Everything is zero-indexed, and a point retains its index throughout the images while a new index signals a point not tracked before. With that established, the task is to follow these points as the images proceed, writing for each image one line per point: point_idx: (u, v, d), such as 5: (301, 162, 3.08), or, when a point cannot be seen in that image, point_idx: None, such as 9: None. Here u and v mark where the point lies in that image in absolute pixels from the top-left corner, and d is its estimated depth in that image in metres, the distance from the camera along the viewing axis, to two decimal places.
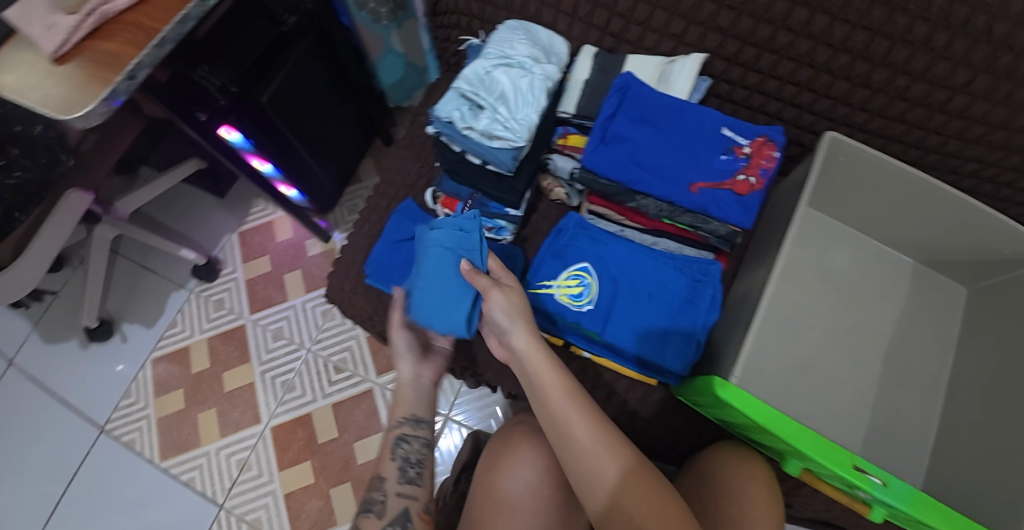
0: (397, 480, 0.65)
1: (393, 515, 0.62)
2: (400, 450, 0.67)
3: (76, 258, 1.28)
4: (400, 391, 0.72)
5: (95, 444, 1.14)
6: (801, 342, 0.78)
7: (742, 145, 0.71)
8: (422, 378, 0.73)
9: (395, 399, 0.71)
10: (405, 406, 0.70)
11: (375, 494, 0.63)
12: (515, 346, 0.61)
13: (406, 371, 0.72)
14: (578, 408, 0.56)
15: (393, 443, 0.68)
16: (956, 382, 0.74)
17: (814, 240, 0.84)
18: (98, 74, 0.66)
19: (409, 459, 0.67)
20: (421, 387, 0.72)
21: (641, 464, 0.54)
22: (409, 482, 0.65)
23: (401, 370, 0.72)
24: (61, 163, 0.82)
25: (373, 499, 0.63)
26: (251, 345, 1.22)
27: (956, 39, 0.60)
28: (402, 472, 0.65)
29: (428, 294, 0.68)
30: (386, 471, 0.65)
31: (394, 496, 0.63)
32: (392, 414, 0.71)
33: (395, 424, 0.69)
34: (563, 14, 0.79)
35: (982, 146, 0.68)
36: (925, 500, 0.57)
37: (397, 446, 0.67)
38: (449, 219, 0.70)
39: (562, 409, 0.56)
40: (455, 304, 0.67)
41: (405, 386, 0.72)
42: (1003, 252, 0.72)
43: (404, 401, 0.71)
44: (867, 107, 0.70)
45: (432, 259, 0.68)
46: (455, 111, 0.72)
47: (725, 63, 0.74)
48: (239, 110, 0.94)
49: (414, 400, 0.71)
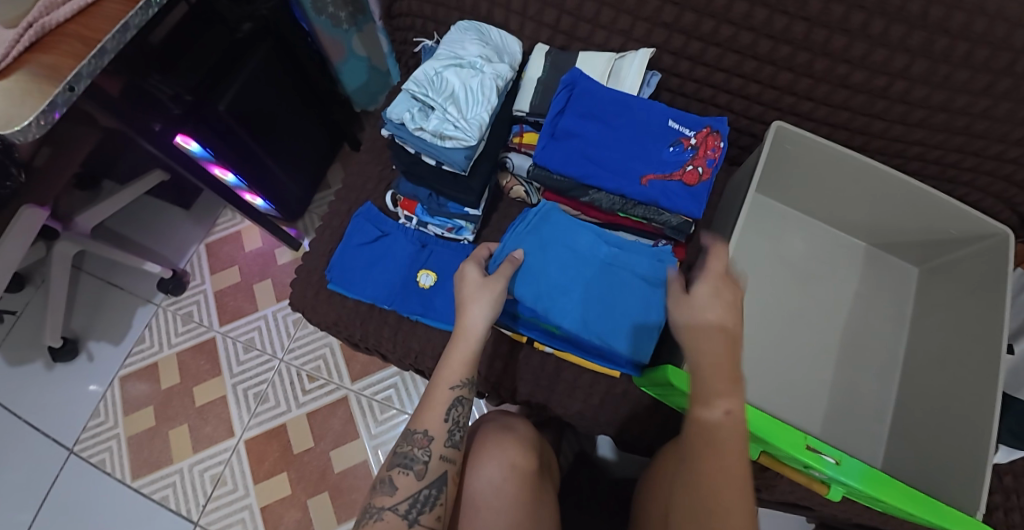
0: (443, 442, 0.62)
1: (433, 477, 0.60)
2: (453, 413, 0.63)
3: (39, 277, 1.26)
4: (459, 348, 0.63)
5: (63, 466, 1.12)
6: (760, 328, 0.79)
7: (688, 136, 0.73)
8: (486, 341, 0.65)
9: (452, 355, 0.63)
10: (463, 370, 0.63)
11: (418, 452, 0.61)
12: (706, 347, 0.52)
13: (479, 325, 0.63)
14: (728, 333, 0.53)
15: (447, 402, 0.62)
16: (911, 360, 0.76)
17: (769, 228, 0.86)
18: (37, 87, 0.65)
19: (459, 422, 0.63)
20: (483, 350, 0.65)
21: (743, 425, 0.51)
22: (453, 446, 0.63)
23: (472, 322, 0.63)
24: (11, 176, 0.83)
25: (414, 456, 0.61)
26: (221, 357, 1.21)
27: (892, 26, 0.61)
28: (448, 435, 0.62)
29: (605, 315, 0.70)
30: (434, 429, 0.62)
31: (437, 458, 0.61)
32: (444, 370, 0.63)
33: (452, 385, 0.63)
34: (514, 14, 0.79)
35: (925, 129, 0.70)
36: (877, 477, 0.57)
37: (452, 407, 0.63)
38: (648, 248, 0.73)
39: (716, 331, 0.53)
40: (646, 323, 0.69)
41: (471, 341, 0.63)
42: (950, 231, 0.74)
43: (460, 361, 0.63)
44: (812, 96, 0.72)
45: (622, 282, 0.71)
46: (406, 112, 0.72)
47: (674, 58, 0.75)
48: (196, 119, 0.93)
49: (473, 364, 0.64)
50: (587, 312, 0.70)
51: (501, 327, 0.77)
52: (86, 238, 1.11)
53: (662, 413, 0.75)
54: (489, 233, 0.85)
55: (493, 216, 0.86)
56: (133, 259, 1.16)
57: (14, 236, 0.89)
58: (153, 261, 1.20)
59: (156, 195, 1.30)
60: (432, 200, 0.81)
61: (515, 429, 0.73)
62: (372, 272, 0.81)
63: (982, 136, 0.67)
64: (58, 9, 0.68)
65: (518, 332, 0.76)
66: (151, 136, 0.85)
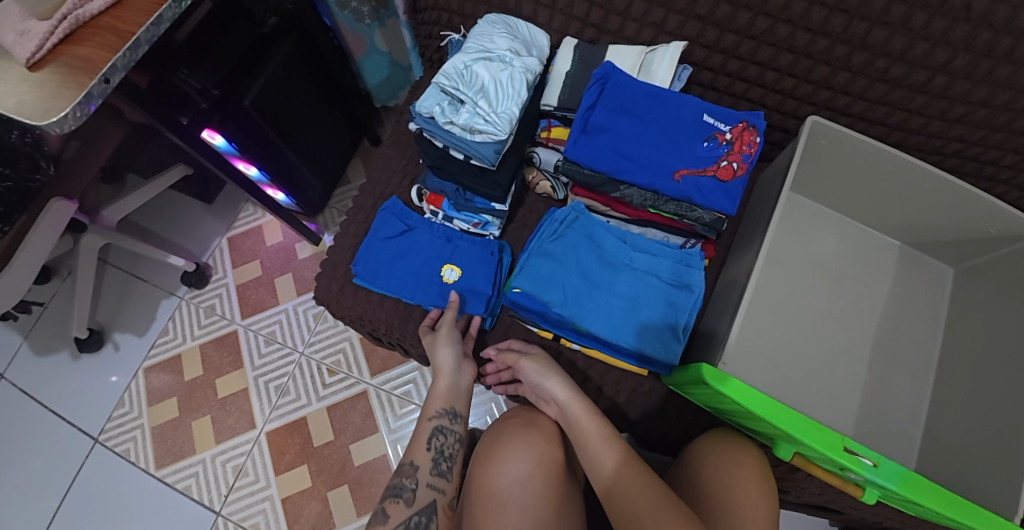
0: (429, 471, 0.68)
1: (423, 504, 0.65)
2: (435, 441, 0.70)
3: (65, 269, 1.28)
4: (437, 383, 0.73)
5: (89, 455, 1.13)
6: (790, 327, 0.78)
7: (723, 131, 0.71)
8: (462, 373, 0.74)
9: (432, 391, 0.73)
10: (442, 400, 0.72)
11: (407, 481, 0.66)
12: (550, 390, 0.69)
13: (446, 363, 0.73)
14: (599, 441, 0.64)
15: (428, 432, 0.70)
16: (946, 361, 0.75)
17: (799, 224, 0.84)
18: (72, 79, 0.66)
19: (443, 451, 0.70)
20: (459, 380, 0.74)
21: (644, 475, 0.61)
22: (440, 475, 0.68)
23: (437, 361, 0.73)
24: (41, 170, 0.83)
25: (404, 485, 0.66)
26: (243, 350, 1.21)
27: (934, 19, 0.60)
28: (434, 464, 0.68)
29: (623, 315, 0.71)
30: (420, 459, 0.68)
31: (425, 487, 0.66)
32: (427, 405, 0.73)
33: (431, 416, 0.72)
34: (543, 7, 0.78)
35: (964, 125, 0.68)
36: (917, 482, 0.56)
37: (433, 437, 0.70)
38: (673, 251, 0.74)
39: (578, 430, 0.65)
40: (664, 330, 0.70)
41: (442, 377, 0.73)
42: (990, 231, 0.72)
43: (441, 394, 0.73)
44: (849, 90, 0.70)
45: (643, 286, 0.72)
46: (435, 106, 0.71)
47: (706, 51, 0.74)
48: (223, 113, 0.91)
49: (451, 394, 0.73)
50: (611, 312, 0.71)
51: (529, 323, 0.77)
52: (113, 232, 1.12)
53: (689, 413, 0.74)
54: (515, 228, 0.85)
55: (518, 212, 0.85)
56: (158, 252, 1.17)
57: (42, 229, 0.89)
58: (177, 254, 1.20)
59: (179, 189, 1.31)
60: (459, 195, 0.81)
61: (538, 425, 0.69)
62: (399, 265, 0.80)
63: None
64: (93, 2, 0.69)
65: (545, 330, 0.76)
66: (178, 127, 0.85)
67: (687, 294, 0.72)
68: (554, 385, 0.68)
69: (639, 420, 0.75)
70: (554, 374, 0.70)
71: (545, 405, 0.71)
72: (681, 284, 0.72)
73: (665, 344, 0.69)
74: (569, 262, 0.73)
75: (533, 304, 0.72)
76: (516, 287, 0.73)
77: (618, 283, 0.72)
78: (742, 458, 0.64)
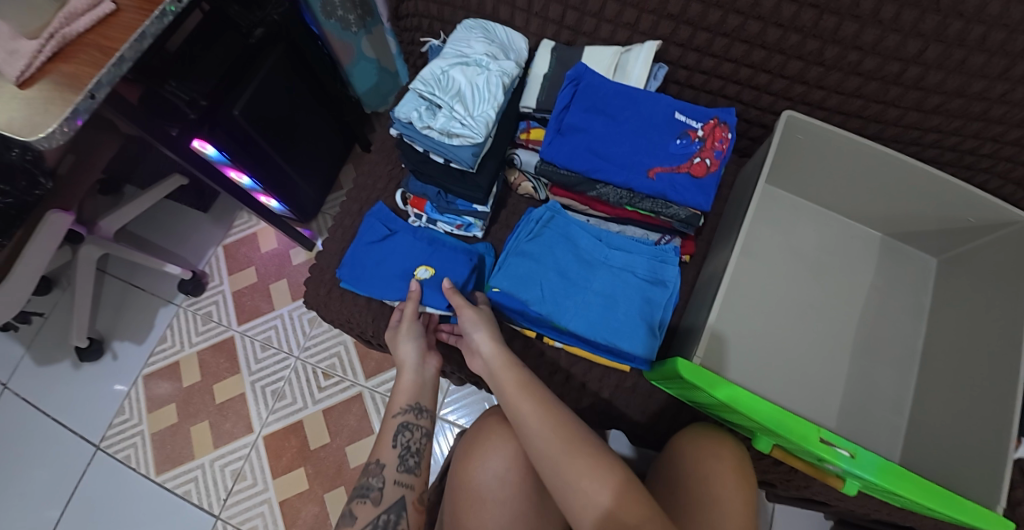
0: (396, 468, 0.68)
1: (390, 502, 0.66)
2: (401, 438, 0.70)
3: (65, 280, 1.31)
4: (402, 379, 0.73)
5: (91, 462, 1.15)
6: (772, 320, 0.78)
7: (695, 129, 0.72)
8: (427, 367, 0.74)
9: (396, 387, 0.73)
10: (407, 396, 0.72)
11: (374, 480, 0.67)
12: (476, 341, 0.69)
13: (408, 356, 0.73)
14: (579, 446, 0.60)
15: (394, 430, 0.70)
16: (930, 351, 0.75)
17: (780, 218, 0.85)
18: (62, 96, 0.68)
19: (409, 447, 0.70)
20: (423, 374, 0.73)
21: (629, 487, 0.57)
22: (407, 471, 0.69)
23: (400, 355, 0.73)
24: (39, 185, 0.84)
25: (370, 485, 0.67)
26: (239, 355, 1.23)
27: (904, 10, 0.60)
28: (401, 460, 0.69)
29: (599, 310, 0.71)
30: (386, 456, 0.69)
31: (392, 484, 0.67)
32: (392, 401, 0.72)
33: (396, 412, 0.71)
34: (519, 10, 0.80)
35: (942, 115, 0.68)
36: (896, 472, 0.56)
37: (399, 433, 0.70)
38: (644, 248, 0.75)
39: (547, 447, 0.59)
40: (641, 327, 0.70)
41: (406, 373, 0.73)
42: (969, 220, 0.73)
43: (406, 389, 0.72)
44: (823, 84, 0.71)
45: (619, 284, 0.73)
46: (413, 112, 0.73)
47: (680, 49, 0.75)
48: (212, 123, 0.94)
49: (416, 389, 0.73)
50: (589, 309, 0.71)
51: (512, 323, 0.78)
52: (110, 242, 1.14)
53: (672, 407, 0.74)
54: (498, 229, 0.86)
55: (502, 212, 0.87)
56: (154, 261, 1.18)
57: (40, 241, 0.91)
58: (173, 263, 1.22)
59: (176, 198, 1.33)
60: (441, 198, 0.82)
61: None
62: (382, 268, 0.80)
63: (1001, 122, 0.66)
64: (79, 20, 0.71)
65: (529, 329, 0.77)
66: (169, 140, 0.87)
67: (662, 290, 0.73)
68: (481, 337, 0.68)
69: (622, 416, 0.75)
70: (489, 329, 0.69)
71: (472, 358, 0.71)
72: (657, 281, 0.73)
73: (640, 339, 0.69)
74: (547, 261, 0.74)
75: (512, 303, 0.74)
76: (495, 287, 0.74)
77: (595, 281, 0.73)
78: (719, 451, 0.64)
